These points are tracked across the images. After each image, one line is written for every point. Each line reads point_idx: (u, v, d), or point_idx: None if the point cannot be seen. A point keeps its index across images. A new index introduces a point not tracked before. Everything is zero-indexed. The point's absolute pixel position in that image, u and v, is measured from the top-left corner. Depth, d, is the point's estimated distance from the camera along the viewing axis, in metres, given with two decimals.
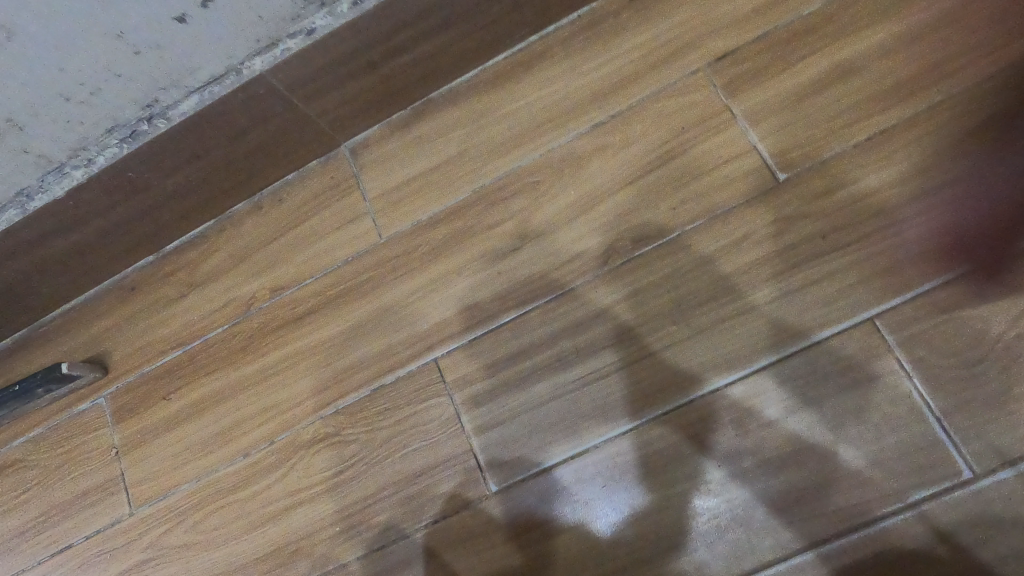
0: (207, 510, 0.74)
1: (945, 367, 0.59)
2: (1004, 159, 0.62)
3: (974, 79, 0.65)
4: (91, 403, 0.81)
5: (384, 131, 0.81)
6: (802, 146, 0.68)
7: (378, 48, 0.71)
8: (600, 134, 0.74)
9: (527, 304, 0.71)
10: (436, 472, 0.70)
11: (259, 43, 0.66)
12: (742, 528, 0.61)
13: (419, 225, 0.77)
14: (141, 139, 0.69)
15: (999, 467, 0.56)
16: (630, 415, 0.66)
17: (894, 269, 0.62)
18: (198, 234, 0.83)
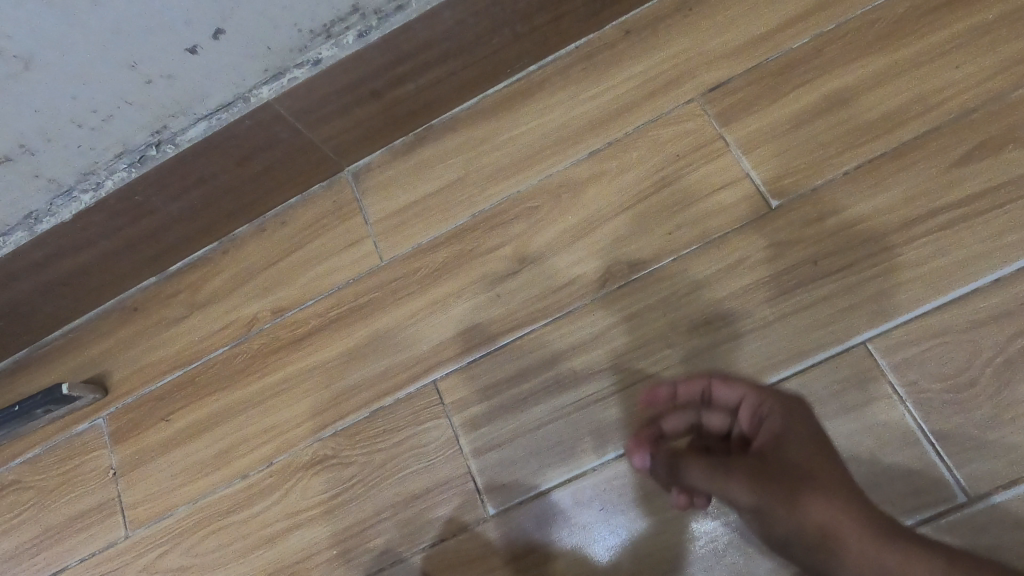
0: (202, 533, 0.74)
1: (937, 392, 0.60)
2: (997, 191, 0.63)
3: (961, 111, 0.66)
4: (91, 423, 0.82)
5: (386, 156, 0.82)
6: (795, 174, 0.69)
7: (382, 77, 0.72)
8: (597, 161, 0.75)
9: (522, 328, 0.72)
10: (432, 497, 0.69)
11: (266, 73, 0.67)
12: (739, 552, 0.61)
13: (419, 248, 0.78)
14: (149, 164, 0.70)
15: (994, 490, 0.56)
16: (627, 438, 0.66)
17: (889, 297, 0.63)
18: (201, 255, 0.84)
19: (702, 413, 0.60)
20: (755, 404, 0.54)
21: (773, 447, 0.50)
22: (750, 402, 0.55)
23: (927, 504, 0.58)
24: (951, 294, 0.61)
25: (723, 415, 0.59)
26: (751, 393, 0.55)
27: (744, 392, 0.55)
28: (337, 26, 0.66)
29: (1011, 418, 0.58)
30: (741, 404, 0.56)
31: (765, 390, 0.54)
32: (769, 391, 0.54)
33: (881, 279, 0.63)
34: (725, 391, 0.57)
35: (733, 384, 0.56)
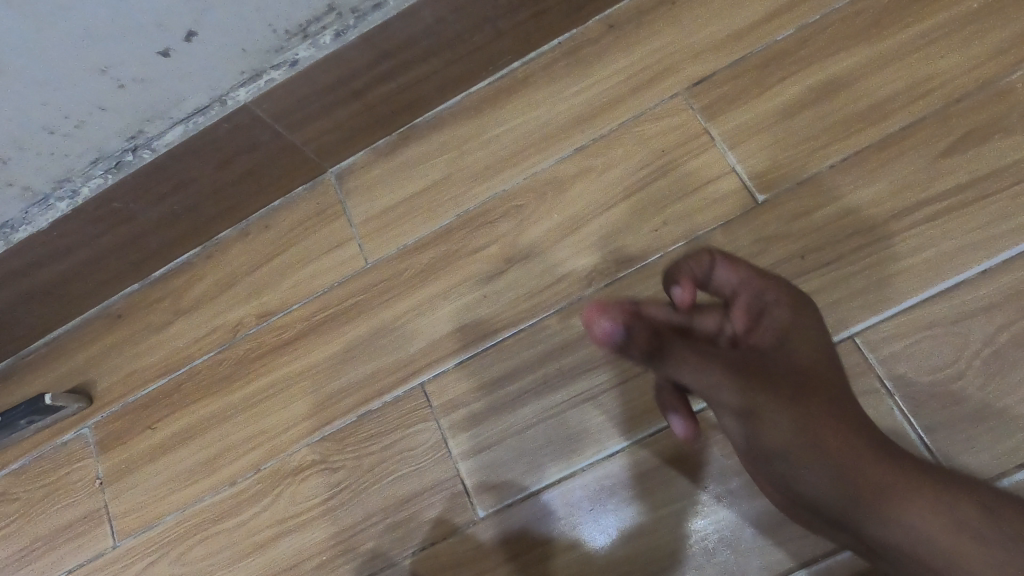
0: (191, 541, 0.73)
1: (926, 385, 0.59)
2: (983, 181, 0.63)
3: (948, 102, 0.65)
4: (77, 432, 0.81)
5: (369, 156, 0.81)
6: (782, 168, 0.68)
7: (362, 77, 0.71)
8: (582, 158, 0.74)
9: (510, 328, 0.71)
10: (422, 500, 0.68)
11: (243, 75, 0.66)
12: (730, 549, 0.60)
13: (405, 249, 0.77)
14: (126, 170, 0.69)
15: (993, 479, 0.56)
16: (617, 437, 0.65)
17: (877, 291, 0.62)
18: (185, 260, 0.83)
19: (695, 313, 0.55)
20: (754, 298, 0.55)
21: (772, 343, 0.53)
22: (748, 296, 0.56)
23: None
24: (939, 287, 0.61)
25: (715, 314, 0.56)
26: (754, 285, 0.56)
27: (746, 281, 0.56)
28: (314, 25, 0.65)
29: (1000, 410, 0.57)
30: (736, 295, 0.56)
31: (771, 279, 0.56)
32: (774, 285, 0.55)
33: (869, 272, 0.63)
34: (725, 273, 0.56)
35: (740, 270, 0.56)
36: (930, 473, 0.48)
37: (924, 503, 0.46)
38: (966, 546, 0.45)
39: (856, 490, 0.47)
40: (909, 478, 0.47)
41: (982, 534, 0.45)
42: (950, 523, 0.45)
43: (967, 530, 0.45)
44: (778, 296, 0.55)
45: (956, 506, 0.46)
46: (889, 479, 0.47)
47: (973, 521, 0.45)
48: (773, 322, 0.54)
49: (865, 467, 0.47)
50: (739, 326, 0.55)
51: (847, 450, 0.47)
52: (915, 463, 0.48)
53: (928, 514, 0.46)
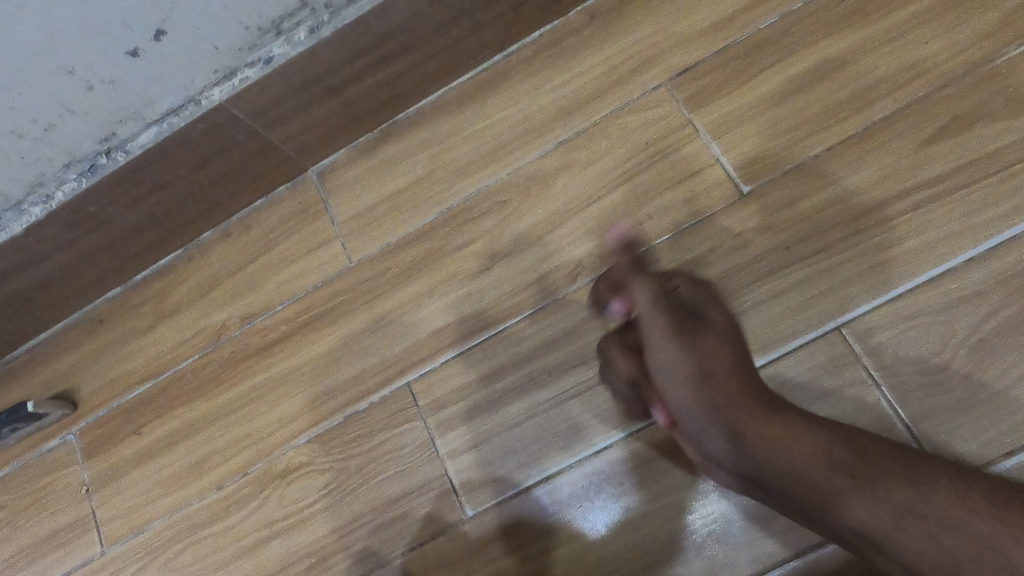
0: (179, 546, 0.73)
1: (912, 374, 0.59)
2: (968, 168, 0.62)
3: (931, 88, 0.65)
4: (61, 440, 0.80)
5: (351, 154, 0.80)
6: (766, 158, 0.67)
7: (338, 74, 0.70)
8: (565, 152, 0.73)
9: (495, 326, 0.70)
10: (410, 500, 0.68)
11: (216, 74, 0.65)
12: (719, 544, 0.60)
13: (388, 248, 0.76)
14: (100, 173, 0.68)
15: (996, 460, 0.56)
16: (603, 433, 0.65)
17: (862, 281, 0.62)
18: (166, 263, 0.82)
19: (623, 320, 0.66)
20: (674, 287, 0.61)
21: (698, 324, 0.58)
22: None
23: None
24: (924, 275, 0.61)
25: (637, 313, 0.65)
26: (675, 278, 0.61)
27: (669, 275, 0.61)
28: (287, 22, 0.64)
29: (986, 397, 0.57)
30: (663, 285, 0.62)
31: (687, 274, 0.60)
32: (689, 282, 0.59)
33: (854, 262, 0.63)
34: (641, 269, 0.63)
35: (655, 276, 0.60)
36: (880, 463, 0.49)
37: (860, 488, 0.48)
38: (909, 535, 0.46)
39: (780, 466, 0.51)
40: (848, 463, 0.49)
41: (928, 525, 0.45)
42: (892, 511, 0.47)
43: (913, 518, 0.46)
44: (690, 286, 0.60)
45: (906, 495, 0.47)
46: (817, 464, 0.50)
47: (921, 511, 0.46)
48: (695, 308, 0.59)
49: (787, 441, 0.51)
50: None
51: (767, 427, 0.52)
52: (864, 451, 0.50)
53: (865, 499, 0.48)
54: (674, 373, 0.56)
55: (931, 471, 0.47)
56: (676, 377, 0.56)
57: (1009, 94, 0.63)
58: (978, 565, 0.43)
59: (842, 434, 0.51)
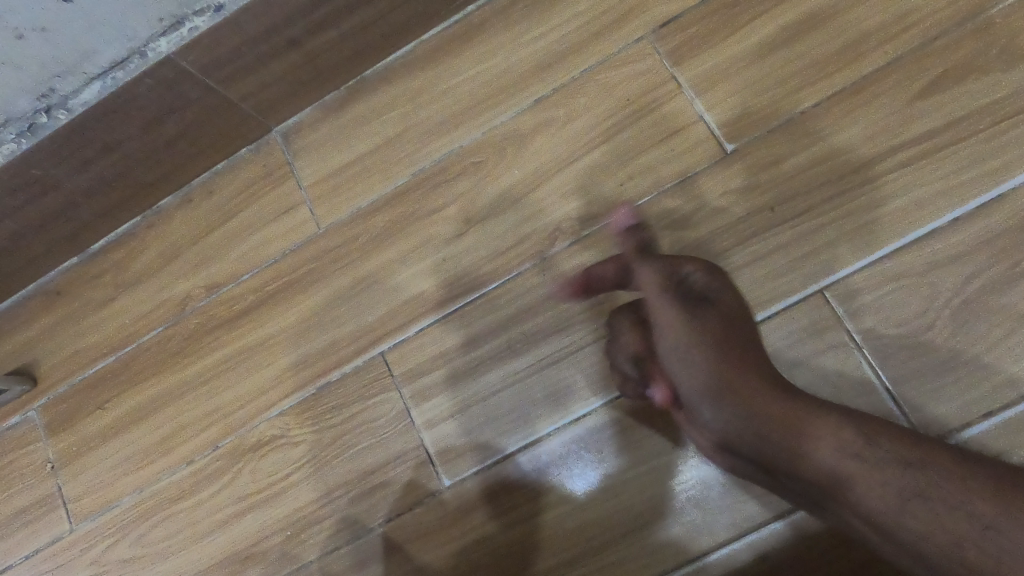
0: (150, 522, 0.71)
1: (893, 336, 0.58)
2: (958, 124, 0.60)
3: (923, 40, 0.62)
4: (21, 417, 0.77)
5: (317, 113, 0.76)
6: (751, 115, 0.65)
7: (297, 24, 0.65)
8: (542, 110, 0.70)
9: (471, 293, 0.68)
10: (386, 471, 0.67)
11: (161, 23, 0.60)
12: (698, 509, 0.60)
13: (358, 213, 0.73)
14: (40, 133, 0.63)
15: (975, 420, 0.55)
16: (583, 400, 0.63)
17: (846, 241, 0.60)
18: (126, 231, 0.78)
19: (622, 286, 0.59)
20: (675, 270, 0.57)
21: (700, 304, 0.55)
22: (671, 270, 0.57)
23: None
24: (910, 235, 0.59)
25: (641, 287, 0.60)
26: (671, 261, 0.57)
27: (664, 258, 0.57)
28: None
29: (966, 358, 0.57)
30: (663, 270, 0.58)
31: (685, 255, 0.56)
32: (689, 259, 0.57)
33: (838, 223, 0.61)
34: (644, 254, 0.58)
35: (658, 257, 0.58)
36: (887, 445, 0.47)
37: (870, 471, 0.46)
38: (915, 516, 0.44)
39: (794, 452, 0.48)
40: (856, 445, 0.47)
41: (934, 507, 0.44)
42: (898, 493, 0.45)
43: (919, 499, 0.44)
44: (695, 268, 0.55)
45: (912, 477, 0.45)
46: (834, 450, 0.47)
47: (928, 493, 0.44)
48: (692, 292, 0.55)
49: (801, 427, 0.48)
50: None
51: (783, 413, 0.49)
52: (872, 434, 0.47)
53: (874, 482, 0.46)
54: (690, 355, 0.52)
55: (937, 453, 0.46)
56: (694, 361, 0.52)
57: (1002, 45, 0.60)
58: (980, 547, 0.42)
59: (853, 416, 0.49)
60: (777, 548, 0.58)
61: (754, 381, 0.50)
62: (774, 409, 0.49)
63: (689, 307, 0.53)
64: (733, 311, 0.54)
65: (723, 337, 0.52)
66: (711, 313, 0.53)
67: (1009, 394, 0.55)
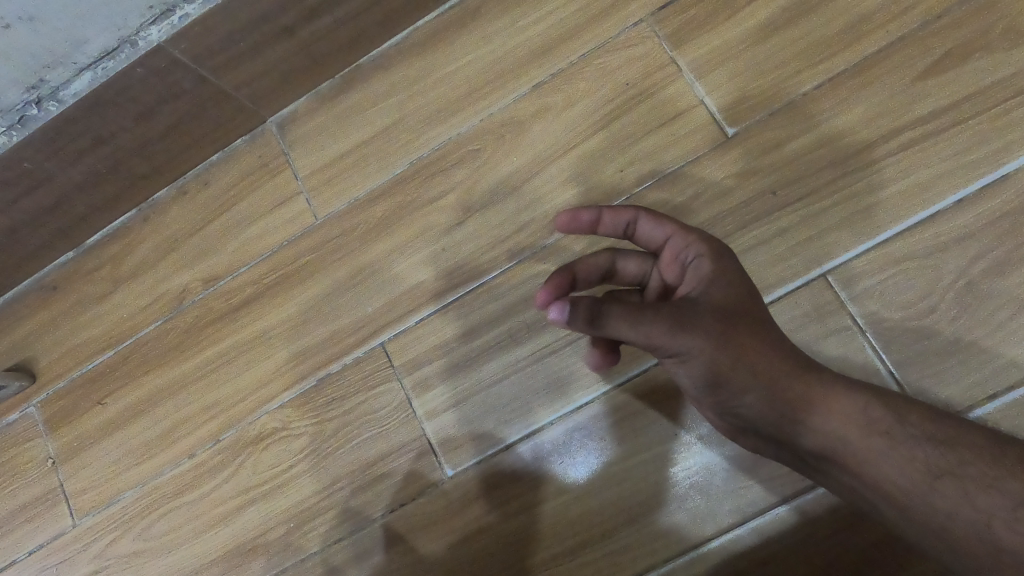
0: (153, 516, 0.71)
1: (897, 320, 0.58)
2: (962, 104, 0.59)
3: (926, 18, 0.61)
4: (20, 413, 0.76)
5: (312, 103, 0.75)
6: (752, 98, 0.64)
7: (291, 12, 0.64)
8: (540, 95, 0.69)
9: (471, 282, 0.67)
10: (389, 461, 0.66)
11: (151, 10, 0.59)
12: (702, 495, 0.59)
13: (356, 203, 0.72)
14: (31, 125, 0.62)
15: (980, 402, 0.55)
16: (585, 388, 0.63)
17: (849, 224, 0.60)
18: (121, 224, 0.78)
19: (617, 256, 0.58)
20: (680, 248, 0.54)
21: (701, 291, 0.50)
22: (675, 246, 0.54)
23: None
24: (914, 218, 0.59)
25: (644, 259, 0.57)
26: (678, 236, 0.54)
27: (671, 234, 0.54)
28: None
29: (970, 341, 0.56)
30: (665, 245, 0.54)
31: (692, 232, 0.53)
32: (694, 234, 0.53)
33: (840, 206, 0.60)
34: (651, 229, 0.55)
35: (661, 224, 0.54)
36: (916, 424, 0.47)
37: (900, 450, 0.46)
38: (943, 495, 0.45)
39: (815, 432, 0.48)
40: (884, 424, 0.47)
41: (966, 486, 0.45)
42: (928, 472, 0.46)
43: (950, 478, 0.45)
44: (700, 250, 0.52)
45: (942, 457, 0.46)
46: (862, 430, 0.47)
47: (960, 472, 0.45)
48: (696, 274, 0.52)
49: (823, 407, 0.48)
50: (669, 275, 0.55)
51: (804, 391, 0.48)
52: (904, 414, 0.48)
53: (904, 461, 0.46)
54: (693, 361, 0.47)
55: (966, 432, 0.47)
56: (694, 363, 0.48)
57: (1006, 23, 0.59)
58: (1011, 526, 0.43)
59: (880, 395, 0.49)
60: (782, 532, 0.58)
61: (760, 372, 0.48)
62: (790, 386, 0.48)
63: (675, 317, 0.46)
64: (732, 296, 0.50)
65: (721, 332, 0.47)
66: (709, 300, 0.49)
67: (1013, 376, 0.55)
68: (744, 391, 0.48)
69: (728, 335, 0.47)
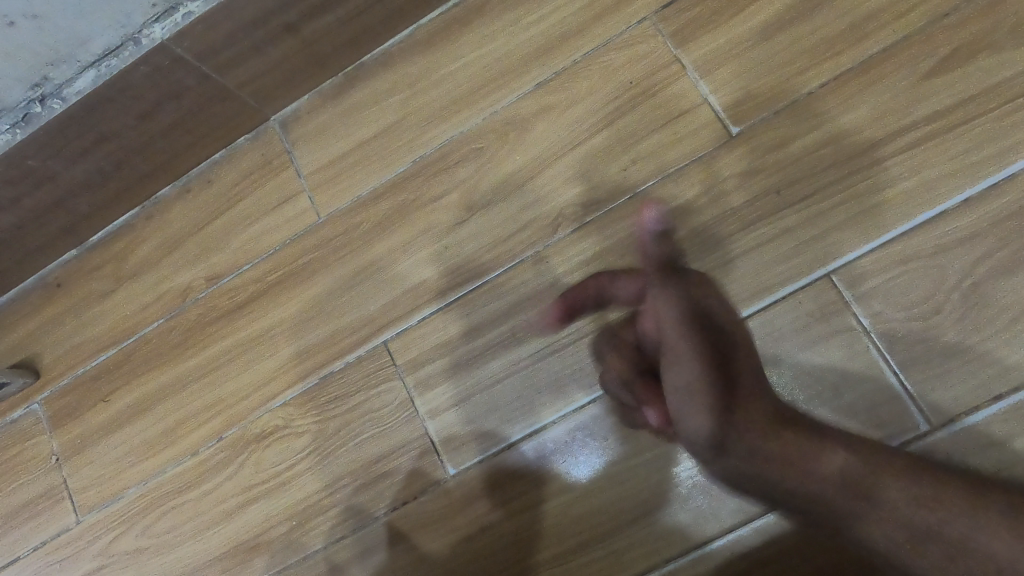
0: (156, 513, 0.71)
1: (902, 320, 0.57)
2: (968, 104, 0.59)
3: (933, 16, 0.61)
4: (24, 410, 0.77)
5: (315, 101, 0.75)
6: (756, 97, 0.63)
7: (294, 10, 0.64)
8: (543, 94, 0.69)
9: (473, 281, 0.67)
10: (391, 460, 0.66)
11: (155, 8, 0.59)
12: (705, 495, 0.59)
13: (359, 201, 0.72)
14: (35, 123, 0.63)
15: (986, 403, 0.55)
16: (587, 388, 0.63)
17: (854, 224, 0.59)
18: (124, 222, 0.78)
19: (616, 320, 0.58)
20: (660, 285, 0.53)
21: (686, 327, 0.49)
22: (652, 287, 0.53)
23: (895, 431, 0.56)
24: (919, 218, 0.58)
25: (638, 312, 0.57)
26: (652, 277, 0.53)
27: (646, 277, 0.53)
28: None
29: (975, 342, 0.56)
30: (647, 290, 0.54)
31: (664, 267, 0.52)
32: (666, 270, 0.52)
33: (845, 206, 0.60)
34: (627, 282, 0.55)
35: (634, 274, 0.55)
36: (894, 486, 0.46)
37: (879, 516, 0.46)
38: (927, 557, 0.44)
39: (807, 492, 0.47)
40: (866, 485, 0.46)
41: (947, 549, 0.44)
42: (909, 537, 0.45)
43: (932, 541, 0.44)
44: (682, 276, 0.51)
45: (923, 517, 0.45)
46: (841, 495, 0.46)
47: (940, 534, 0.44)
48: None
49: (806, 465, 0.47)
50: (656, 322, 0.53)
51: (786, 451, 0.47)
52: (881, 475, 0.46)
53: (884, 526, 0.45)
54: (694, 399, 0.47)
55: (947, 489, 0.45)
56: (697, 406, 0.47)
57: (1013, 22, 0.59)
58: None
59: (856, 453, 0.47)
60: (785, 533, 0.57)
61: (756, 419, 0.47)
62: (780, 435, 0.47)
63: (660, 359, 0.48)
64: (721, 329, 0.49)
65: (721, 374, 0.47)
66: (696, 342, 0.48)
67: (1018, 378, 0.55)
68: (743, 439, 0.47)
69: (726, 371, 0.47)
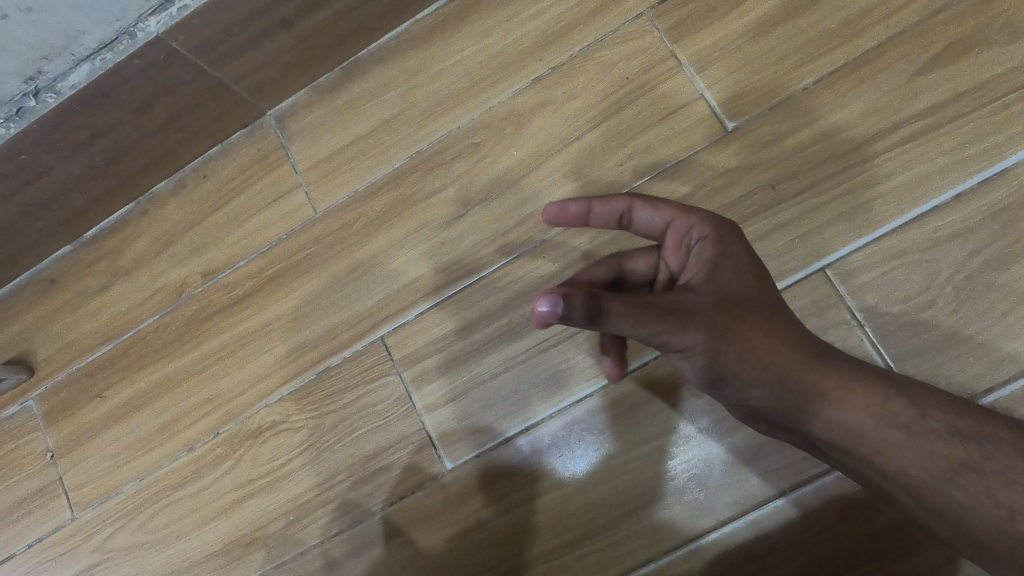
0: (153, 509, 0.71)
1: (895, 314, 0.58)
2: (962, 99, 0.59)
3: (927, 12, 0.61)
4: (19, 407, 0.76)
5: (312, 96, 0.75)
6: (752, 92, 0.64)
7: (291, 5, 0.64)
8: (540, 89, 0.69)
9: (471, 276, 0.67)
10: (388, 454, 0.67)
11: (150, 2, 0.59)
12: (701, 488, 0.60)
13: (356, 196, 0.72)
14: (29, 117, 0.62)
15: (977, 395, 0.56)
16: (584, 381, 0.63)
17: (847, 219, 0.60)
18: (120, 218, 0.77)
19: (623, 258, 0.57)
20: (683, 232, 0.52)
21: (704, 277, 0.48)
22: (677, 230, 0.53)
23: None
24: (912, 213, 0.59)
25: (651, 250, 0.56)
26: (679, 218, 0.52)
27: (671, 218, 0.52)
28: None
29: (968, 334, 0.56)
30: (668, 230, 0.53)
31: (693, 214, 0.52)
32: (695, 215, 0.52)
33: (839, 201, 0.60)
34: (647, 214, 0.53)
35: (658, 209, 0.53)
36: (938, 417, 0.48)
37: (914, 445, 0.47)
38: (963, 489, 0.46)
39: (824, 420, 0.48)
40: (906, 417, 0.48)
41: (989, 481, 0.45)
42: (948, 468, 0.46)
43: (970, 473, 0.46)
44: (703, 232, 0.51)
45: (965, 451, 0.46)
46: (879, 424, 0.48)
47: (981, 468, 0.45)
48: (699, 259, 0.50)
49: (831, 396, 0.48)
50: (674, 263, 0.54)
51: (814, 382, 0.48)
52: (926, 407, 0.48)
53: (922, 455, 0.47)
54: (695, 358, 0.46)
55: (992, 425, 0.47)
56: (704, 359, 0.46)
57: (1006, 18, 0.59)
58: None
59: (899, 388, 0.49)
60: (779, 526, 0.58)
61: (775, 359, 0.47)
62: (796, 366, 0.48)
63: (676, 310, 0.44)
64: (745, 284, 0.48)
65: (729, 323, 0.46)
66: (713, 295, 0.47)
67: (1010, 369, 0.55)
68: (755, 382, 0.48)
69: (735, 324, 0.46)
